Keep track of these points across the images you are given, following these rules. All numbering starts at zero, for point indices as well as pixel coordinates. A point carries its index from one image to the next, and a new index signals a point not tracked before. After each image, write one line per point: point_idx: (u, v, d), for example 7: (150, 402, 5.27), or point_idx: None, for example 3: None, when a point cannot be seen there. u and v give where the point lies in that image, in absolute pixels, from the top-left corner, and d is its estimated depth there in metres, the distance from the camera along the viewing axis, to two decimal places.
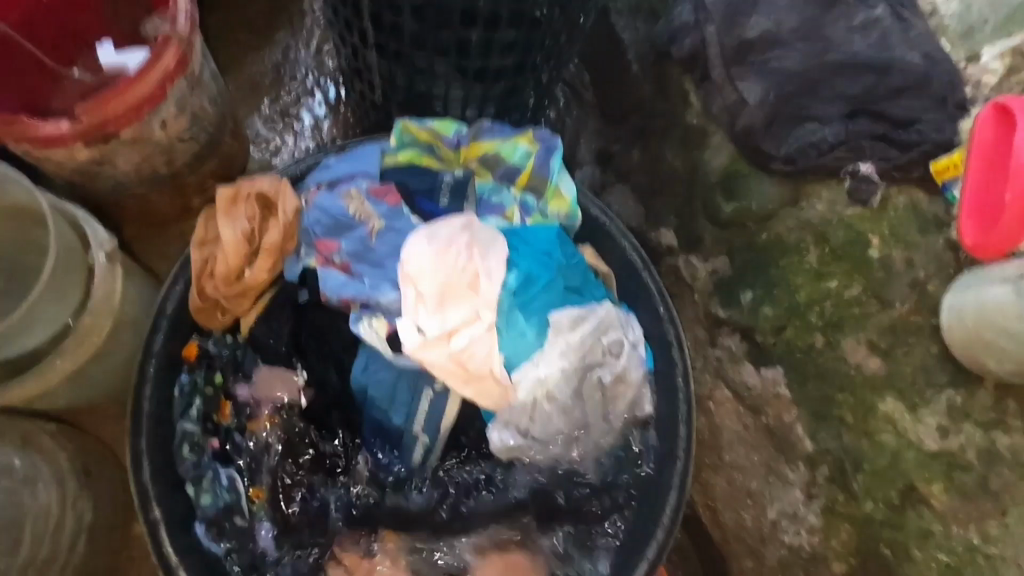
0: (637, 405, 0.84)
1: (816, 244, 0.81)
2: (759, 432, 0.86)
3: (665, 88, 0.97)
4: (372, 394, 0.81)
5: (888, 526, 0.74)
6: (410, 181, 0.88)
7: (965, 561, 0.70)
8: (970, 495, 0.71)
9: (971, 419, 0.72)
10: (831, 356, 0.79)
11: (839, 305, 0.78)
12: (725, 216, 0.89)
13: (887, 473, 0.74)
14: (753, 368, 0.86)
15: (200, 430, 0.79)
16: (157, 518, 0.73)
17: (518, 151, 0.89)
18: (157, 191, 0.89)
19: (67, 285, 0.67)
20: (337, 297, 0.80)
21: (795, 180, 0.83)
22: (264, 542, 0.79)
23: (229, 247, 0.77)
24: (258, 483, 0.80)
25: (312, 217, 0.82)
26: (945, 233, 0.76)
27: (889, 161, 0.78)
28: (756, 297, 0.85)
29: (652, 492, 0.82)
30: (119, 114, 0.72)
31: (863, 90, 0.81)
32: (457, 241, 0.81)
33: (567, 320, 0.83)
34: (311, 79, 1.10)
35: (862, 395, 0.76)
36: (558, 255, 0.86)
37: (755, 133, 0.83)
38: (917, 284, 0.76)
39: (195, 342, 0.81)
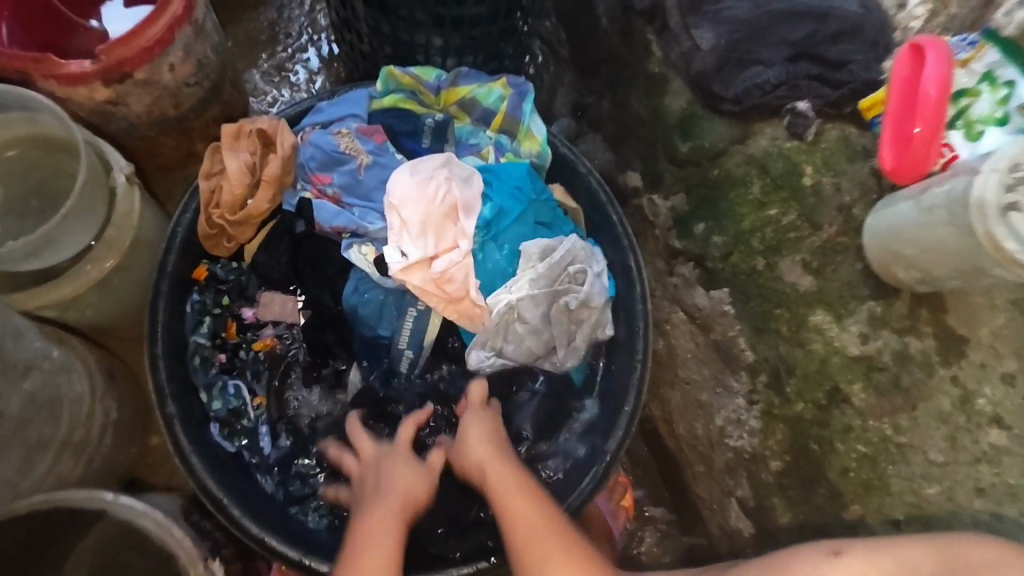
0: (600, 326, 0.95)
1: (759, 176, 0.89)
2: (708, 349, 0.97)
3: (630, 39, 1.04)
4: (362, 312, 0.90)
5: (816, 425, 0.84)
6: (395, 122, 0.96)
7: (880, 450, 0.80)
8: (885, 392, 0.80)
9: (888, 327, 0.81)
10: (770, 276, 0.88)
11: (778, 231, 0.87)
12: (683, 155, 0.97)
13: (816, 377, 0.84)
14: (704, 291, 0.96)
15: (210, 345, 0.90)
16: (172, 413, 0.82)
17: (493, 95, 0.98)
18: (165, 133, 0.97)
19: (93, 205, 0.76)
20: (331, 226, 0.90)
21: (743, 121, 0.92)
22: (265, 443, 0.90)
23: (234, 177, 0.87)
24: (259, 390, 0.92)
25: (307, 152, 0.91)
26: (870, 162, 0.85)
27: (822, 99, 0.87)
28: (708, 228, 0.94)
29: (612, 401, 0.93)
30: (134, 55, 0.81)
31: (804, 36, 0.89)
32: (437, 176, 0.90)
33: (537, 250, 0.93)
34: (305, 35, 1.18)
35: (796, 310, 0.86)
36: (527, 189, 0.95)
37: (707, 77, 0.92)
38: (842, 207, 0.84)
39: (205, 266, 0.90)
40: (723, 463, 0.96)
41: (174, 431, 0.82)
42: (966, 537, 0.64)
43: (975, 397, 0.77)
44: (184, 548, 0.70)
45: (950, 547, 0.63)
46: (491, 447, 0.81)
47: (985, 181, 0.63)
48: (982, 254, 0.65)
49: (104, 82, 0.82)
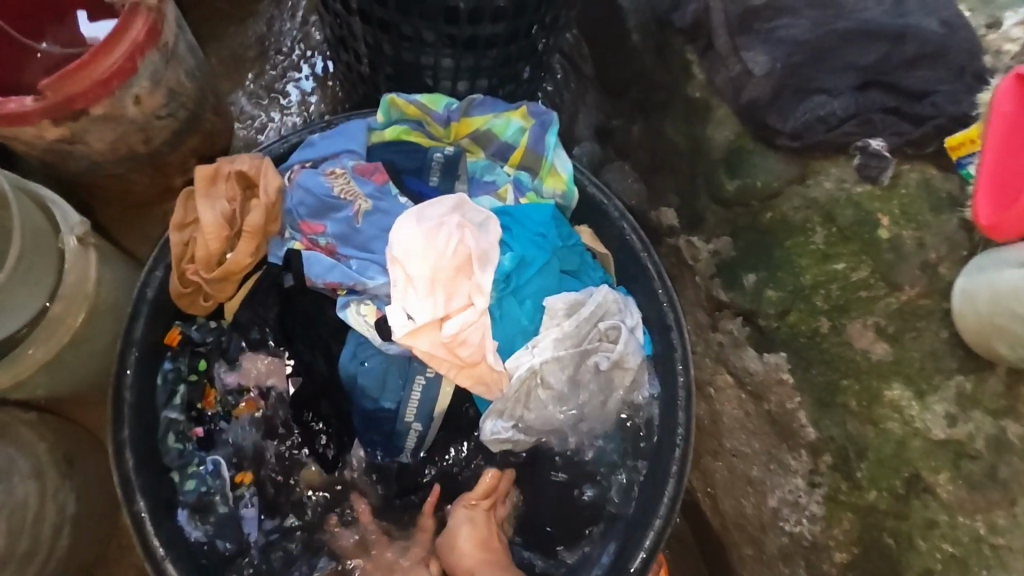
0: (635, 389, 0.82)
1: (823, 224, 0.78)
2: (760, 419, 0.85)
3: (667, 60, 0.92)
4: (362, 381, 0.78)
5: (892, 516, 0.72)
6: (398, 159, 0.85)
7: (971, 551, 0.68)
8: (978, 486, 0.68)
9: (981, 407, 0.69)
10: (837, 342, 0.76)
11: (846, 288, 0.76)
12: (730, 195, 0.85)
13: (891, 462, 0.73)
14: (755, 353, 0.84)
15: (185, 418, 0.77)
16: (142, 510, 0.70)
17: (512, 126, 0.85)
18: (135, 171, 0.85)
19: (35, 274, 0.65)
20: (324, 282, 0.77)
21: (802, 158, 0.80)
22: (253, 528, 0.77)
23: (209, 229, 0.74)
24: (242, 468, 0.79)
25: (296, 197, 0.79)
26: (958, 212, 0.72)
27: (901, 137, 0.75)
28: (760, 280, 0.82)
29: (649, 478, 0.80)
30: (87, 89, 0.68)
31: (876, 61, 0.77)
32: (448, 222, 0.77)
33: (563, 305, 0.81)
34: (297, 51, 1.05)
35: (868, 381, 0.74)
36: (553, 236, 0.83)
37: (761, 107, 0.80)
38: (927, 265, 0.72)
39: (178, 329, 0.78)
40: (775, 548, 0.84)
41: (143, 526, 0.69)
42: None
43: None
44: None
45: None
46: (482, 553, 0.76)
47: None
48: None
49: (53, 120, 0.69)
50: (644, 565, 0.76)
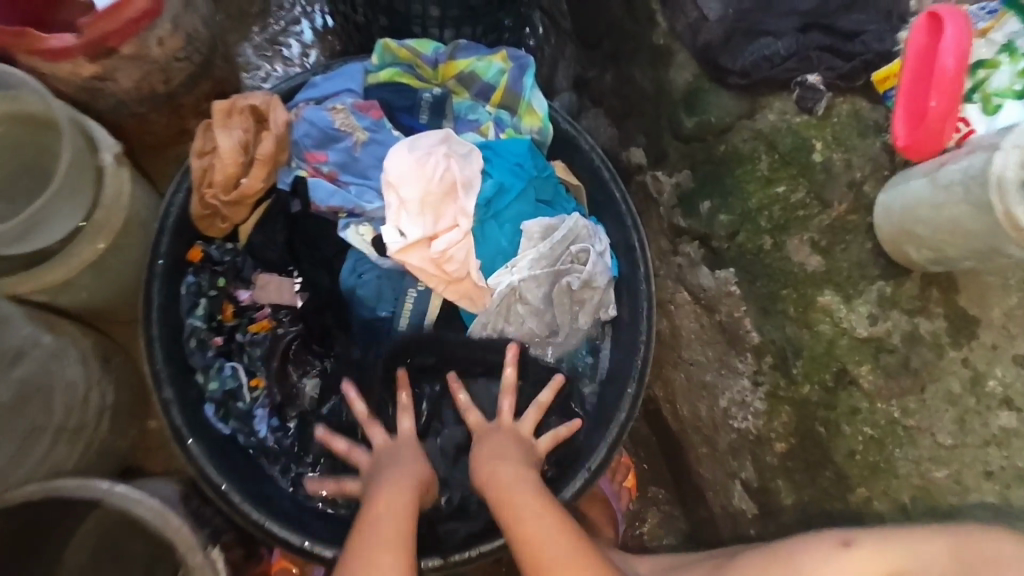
0: (602, 307, 0.94)
1: (767, 152, 0.87)
2: (713, 330, 0.95)
3: (635, 11, 1.01)
4: (360, 293, 0.90)
5: (823, 407, 0.83)
6: (392, 97, 0.93)
7: (887, 432, 0.79)
8: (893, 373, 0.80)
9: (898, 307, 0.80)
10: (777, 256, 0.86)
11: (786, 210, 0.85)
12: (689, 131, 0.95)
13: (823, 359, 0.83)
14: (708, 271, 0.94)
15: (206, 327, 0.87)
16: (169, 397, 0.81)
17: (492, 69, 0.95)
18: (155, 110, 0.95)
19: (80, 186, 0.74)
20: (327, 206, 0.88)
21: (750, 94, 0.89)
22: (262, 425, 0.89)
23: (227, 155, 0.83)
24: (258, 373, 0.90)
25: (301, 129, 0.88)
26: (882, 138, 0.82)
27: (834, 71, 0.84)
28: (714, 206, 0.92)
29: (615, 378, 0.92)
30: (117, 29, 0.77)
31: (814, 6, 0.86)
32: (435, 152, 0.87)
33: (538, 229, 0.91)
34: (298, 7, 1.14)
35: (804, 290, 0.84)
36: (528, 166, 0.93)
37: (713, 49, 0.89)
38: (853, 184, 0.82)
39: (200, 247, 0.88)
40: (727, 446, 0.95)
41: (171, 414, 0.81)
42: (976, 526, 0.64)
43: (984, 378, 0.77)
44: (180, 536, 0.69)
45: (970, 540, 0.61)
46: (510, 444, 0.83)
47: (1006, 156, 0.60)
48: (999, 233, 0.62)
49: (89, 58, 0.79)
50: (607, 454, 0.87)
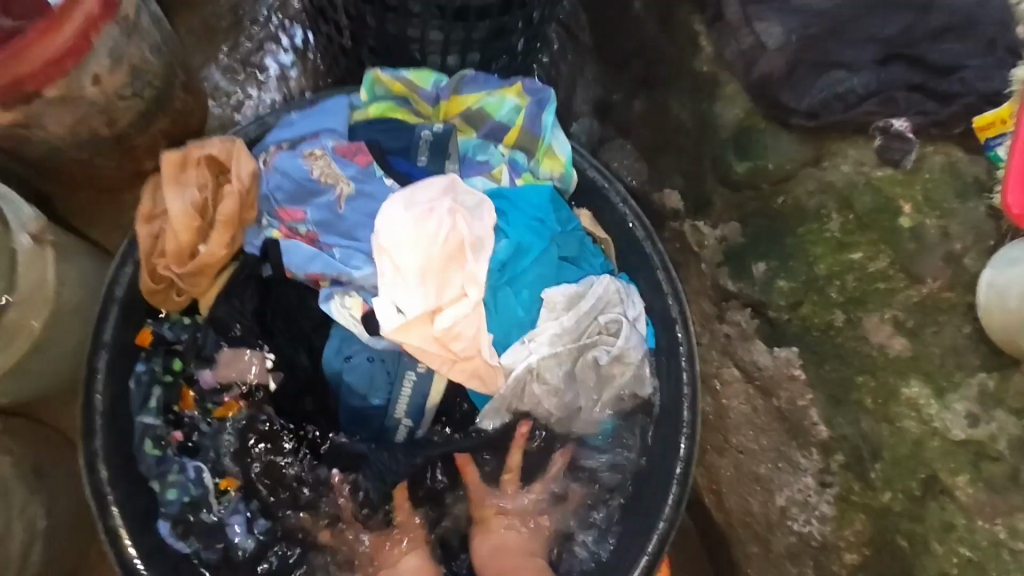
0: (636, 385, 0.79)
1: (839, 210, 0.73)
2: (769, 416, 0.79)
3: (673, 33, 0.86)
4: (348, 379, 0.73)
5: (907, 519, 0.69)
6: (382, 138, 0.78)
7: (989, 556, 0.64)
8: (999, 488, 0.65)
9: (1003, 406, 0.65)
10: (851, 335, 0.72)
11: (862, 279, 0.71)
12: (738, 177, 0.80)
13: (908, 463, 0.69)
14: (765, 347, 0.79)
15: (162, 423, 0.73)
16: (117, 525, 0.66)
17: (506, 104, 0.80)
18: (100, 155, 0.79)
19: None
20: (305, 274, 0.72)
21: (816, 138, 0.75)
22: (241, 535, 0.73)
23: (178, 221, 0.68)
24: (226, 473, 0.74)
25: (272, 182, 0.73)
26: (986, 200, 0.67)
27: (926, 116, 0.69)
28: (771, 268, 0.77)
29: (654, 475, 0.77)
30: (35, 71, 0.62)
31: (899, 32, 0.72)
32: (438, 207, 0.72)
33: (563, 298, 0.76)
34: (275, 23, 0.98)
35: (885, 378, 0.70)
36: (551, 221, 0.78)
37: (773, 82, 0.75)
38: (952, 257, 0.67)
39: (150, 328, 0.73)
40: (781, 550, 0.80)
41: (120, 545, 0.66)
42: None
43: None
44: None
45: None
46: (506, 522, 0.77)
47: None
48: None
49: (1, 104, 0.64)
50: (646, 574, 0.72)
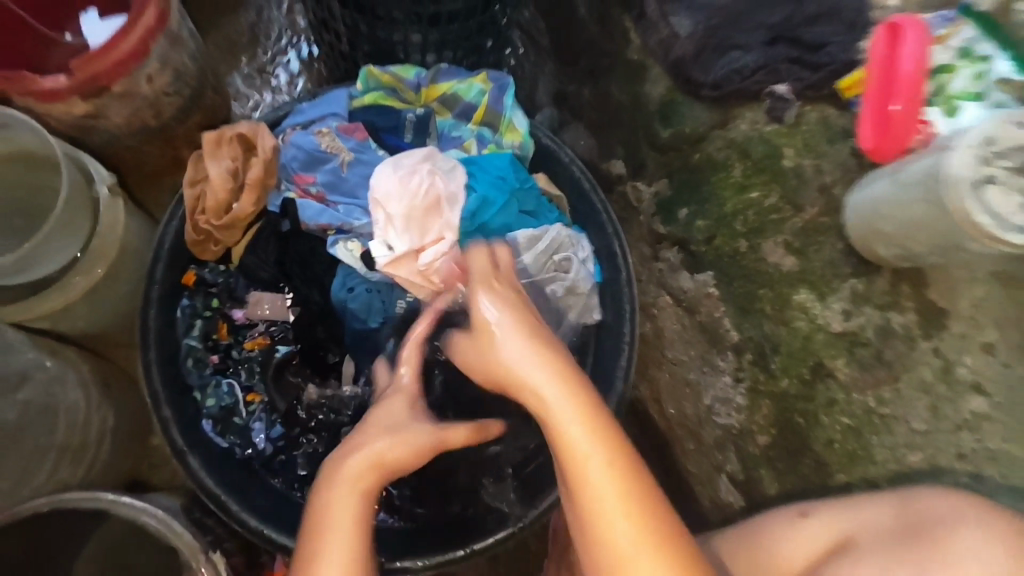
0: (587, 311, 0.97)
1: (740, 160, 0.90)
2: (694, 329, 1.00)
3: (611, 30, 1.04)
4: (351, 306, 0.91)
5: (801, 398, 0.88)
6: (376, 119, 0.97)
7: (864, 422, 0.83)
8: (868, 366, 0.83)
9: (871, 303, 0.83)
10: (753, 258, 0.89)
11: (761, 213, 0.88)
12: (664, 141, 0.99)
13: (800, 354, 0.87)
14: (689, 274, 0.99)
15: (202, 346, 0.91)
16: (168, 416, 0.84)
17: (474, 89, 0.99)
18: (148, 143, 0.97)
19: (76, 222, 0.76)
20: (317, 224, 0.91)
21: (723, 106, 0.91)
22: (261, 438, 0.92)
23: (216, 184, 0.87)
24: (254, 388, 0.94)
25: (289, 153, 0.91)
26: (850, 143, 0.83)
27: (802, 81, 0.85)
28: (691, 213, 0.96)
29: (601, 378, 0.95)
30: (107, 70, 0.79)
31: (781, 20, 0.88)
32: (420, 170, 0.90)
33: (523, 240, 0.94)
34: (285, 38, 1.18)
35: (781, 289, 0.87)
36: (511, 179, 0.95)
37: (685, 64, 0.92)
38: (823, 188, 0.84)
39: (193, 271, 0.91)
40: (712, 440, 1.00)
41: (170, 433, 0.83)
42: (926, 490, 0.67)
43: (955, 367, 0.79)
44: (180, 539, 0.75)
45: (912, 503, 0.66)
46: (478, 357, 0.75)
47: (957, 158, 0.62)
48: (958, 231, 0.65)
49: (80, 97, 0.81)
50: None
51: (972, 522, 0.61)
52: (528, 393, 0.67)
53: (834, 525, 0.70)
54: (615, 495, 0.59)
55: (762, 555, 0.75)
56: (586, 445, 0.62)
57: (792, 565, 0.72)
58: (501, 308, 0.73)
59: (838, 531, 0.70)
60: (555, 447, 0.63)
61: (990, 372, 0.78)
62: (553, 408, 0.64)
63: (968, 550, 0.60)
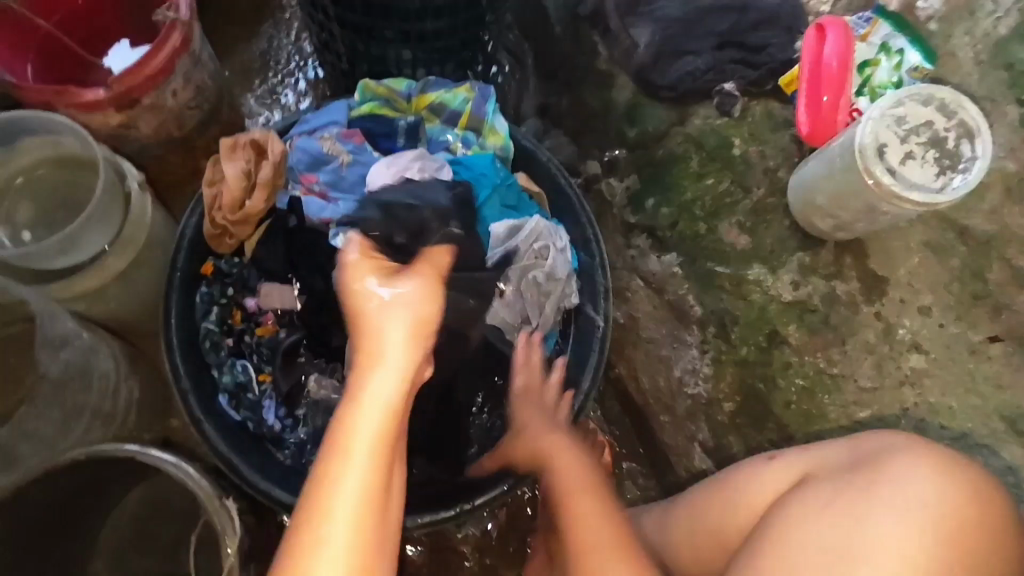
0: (566, 297, 1.04)
1: (696, 151, 1.01)
2: (664, 310, 1.03)
3: (581, 45, 1.15)
4: None
5: (759, 364, 0.94)
6: (371, 126, 1.07)
7: (817, 381, 0.91)
8: (817, 330, 0.91)
9: (817, 274, 0.92)
10: (711, 239, 0.98)
11: (715, 198, 0.99)
12: (632, 139, 1.08)
13: (757, 323, 0.94)
14: (656, 258, 1.03)
15: (218, 330, 1.00)
16: (186, 388, 0.93)
17: (459, 98, 1.10)
18: (172, 152, 1.10)
19: (110, 213, 0.87)
20: (319, 218, 1.02)
21: (681, 105, 1.04)
22: (271, 415, 1.00)
23: (232, 182, 0.99)
24: (266, 369, 1.03)
25: (295, 156, 1.03)
26: (790, 130, 0.99)
27: (746, 79, 1.00)
28: (656, 202, 1.03)
29: (579, 358, 1.02)
30: (140, 82, 0.92)
31: (729, 26, 1.00)
32: (410, 167, 1.01)
33: (504, 230, 1.03)
34: (293, 62, 1.32)
35: (736, 266, 0.96)
36: (492, 175, 1.05)
37: (646, 68, 1.05)
38: (768, 171, 0.98)
39: (211, 262, 1.01)
40: (684, 412, 1.00)
41: (188, 402, 0.92)
42: (874, 435, 0.76)
43: (895, 328, 0.89)
44: (202, 488, 0.78)
45: (860, 444, 0.74)
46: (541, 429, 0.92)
47: (864, 129, 0.78)
48: (870, 194, 0.80)
49: (117, 107, 0.93)
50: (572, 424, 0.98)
51: (905, 452, 0.71)
52: (544, 440, 0.89)
53: (798, 463, 0.77)
54: (616, 539, 0.76)
55: (729, 500, 0.79)
56: (601, 540, 0.76)
57: (757, 503, 0.77)
58: (559, 442, 0.89)
59: (797, 471, 0.76)
60: (567, 467, 0.85)
61: (925, 330, 0.88)
62: (562, 451, 0.87)
63: (903, 476, 0.68)
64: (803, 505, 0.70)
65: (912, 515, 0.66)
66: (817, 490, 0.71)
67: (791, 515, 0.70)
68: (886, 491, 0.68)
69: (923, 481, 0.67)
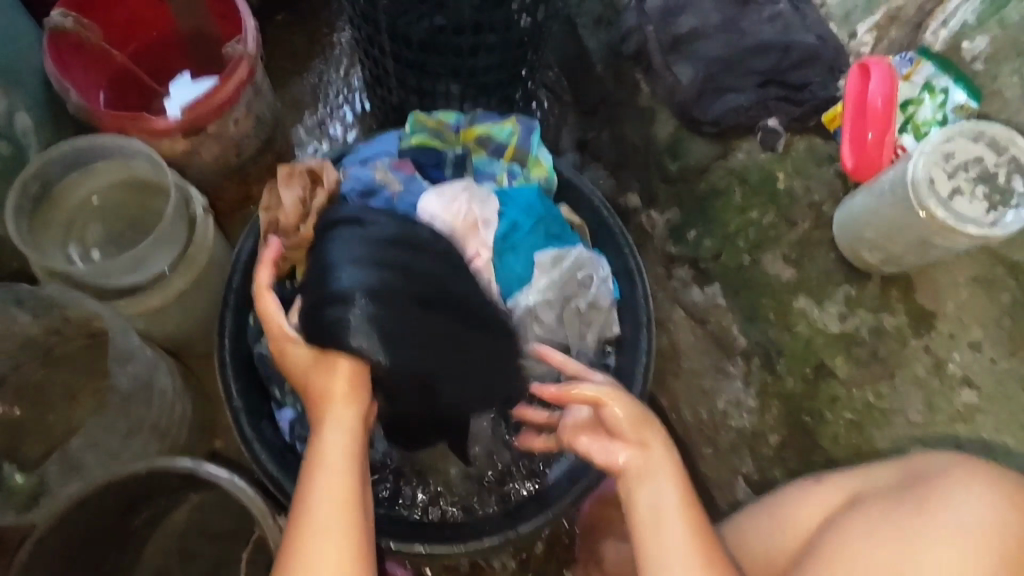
0: (608, 327, 1.02)
1: (739, 186, 1.04)
2: (707, 339, 1.04)
3: (623, 82, 1.14)
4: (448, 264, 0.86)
5: (807, 397, 0.95)
6: (421, 157, 1.07)
7: (865, 416, 0.93)
8: (864, 363, 0.94)
9: (864, 307, 0.96)
10: (755, 271, 1.00)
11: (760, 230, 1.01)
12: (673, 173, 1.08)
13: (803, 354, 0.96)
14: (699, 289, 1.05)
15: (270, 354, 1.00)
16: (238, 406, 0.95)
17: (505, 131, 1.09)
18: (228, 179, 1.14)
19: (176, 234, 0.91)
20: None
21: (722, 140, 1.06)
22: None
23: (289, 209, 0.92)
24: None
25: (349, 184, 0.99)
26: (834, 167, 1.02)
27: (790, 116, 1.03)
28: (699, 233, 1.05)
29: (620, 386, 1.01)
30: (207, 112, 0.96)
31: (771, 66, 1.03)
32: (459, 199, 0.96)
33: (549, 258, 0.98)
34: (342, 95, 1.37)
35: (780, 297, 0.98)
36: (538, 207, 1.00)
37: (689, 104, 1.06)
38: (814, 205, 1.01)
39: (263, 285, 1.01)
40: None
41: (239, 421, 0.94)
42: (925, 454, 0.74)
43: (945, 363, 0.92)
44: (257, 503, 0.78)
45: (913, 462, 0.73)
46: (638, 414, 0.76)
47: (917, 163, 0.83)
48: (921, 225, 0.84)
49: (183, 135, 0.98)
50: None
51: (966, 469, 0.69)
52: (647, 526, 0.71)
53: (847, 484, 0.74)
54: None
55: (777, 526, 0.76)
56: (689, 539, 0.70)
57: (812, 528, 0.74)
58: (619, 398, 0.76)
59: (847, 491, 0.74)
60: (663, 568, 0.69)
61: (976, 365, 0.91)
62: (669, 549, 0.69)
63: (964, 493, 0.67)
64: (853, 527, 0.69)
65: (969, 536, 0.65)
66: (868, 511, 0.69)
67: (840, 533, 0.69)
68: (942, 512, 0.66)
69: (981, 499, 0.66)
